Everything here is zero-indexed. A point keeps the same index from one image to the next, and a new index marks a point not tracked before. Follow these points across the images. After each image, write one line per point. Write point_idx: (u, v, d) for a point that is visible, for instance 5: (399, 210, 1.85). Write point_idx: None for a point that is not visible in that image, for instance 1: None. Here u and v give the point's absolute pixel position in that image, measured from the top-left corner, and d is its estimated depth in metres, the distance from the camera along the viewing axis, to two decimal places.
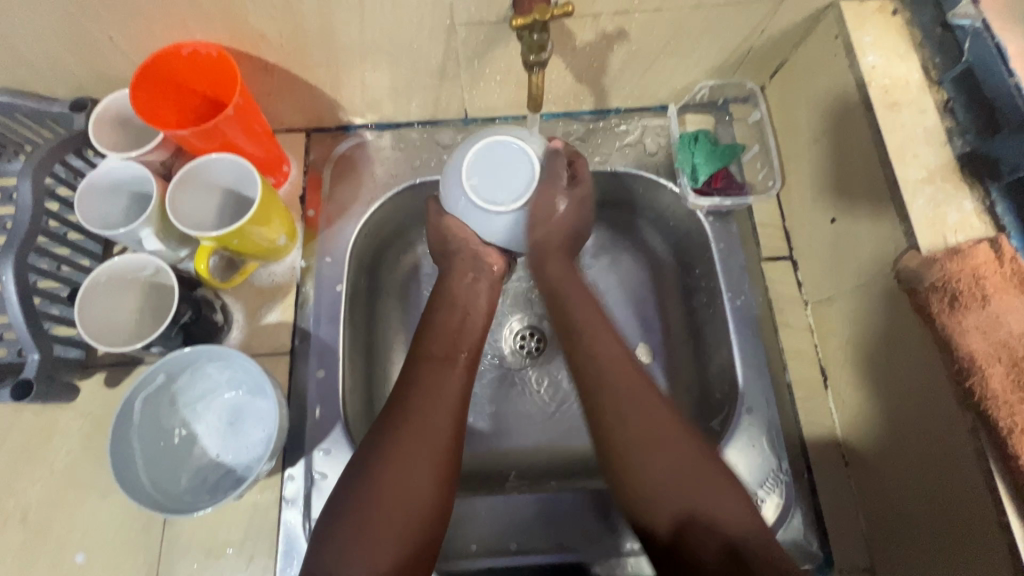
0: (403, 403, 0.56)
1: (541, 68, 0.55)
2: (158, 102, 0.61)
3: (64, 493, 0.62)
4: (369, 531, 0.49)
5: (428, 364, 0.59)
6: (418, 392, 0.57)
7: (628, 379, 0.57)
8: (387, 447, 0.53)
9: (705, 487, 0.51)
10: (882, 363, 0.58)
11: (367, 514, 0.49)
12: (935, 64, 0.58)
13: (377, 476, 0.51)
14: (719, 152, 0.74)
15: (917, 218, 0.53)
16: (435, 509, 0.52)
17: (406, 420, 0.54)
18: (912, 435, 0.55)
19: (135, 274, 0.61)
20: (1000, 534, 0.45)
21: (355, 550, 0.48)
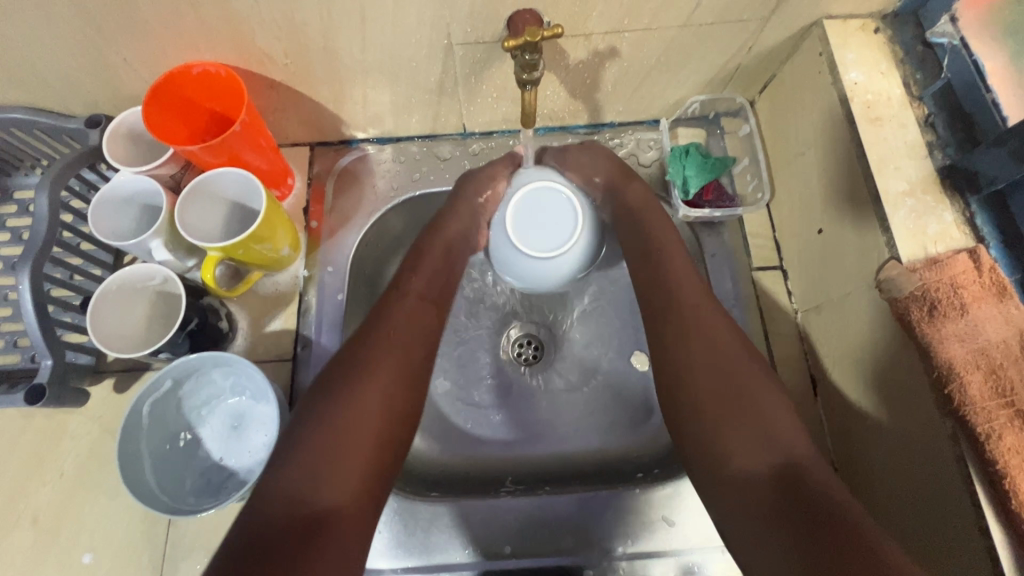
0: (381, 335, 0.57)
1: (534, 86, 0.57)
2: (169, 119, 0.64)
3: (74, 495, 0.64)
4: (335, 444, 0.49)
5: (407, 302, 0.61)
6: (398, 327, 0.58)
7: (666, 354, 0.58)
8: (361, 376, 0.53)
9: (741, 448, 0.51)
10: (868, 369, 0.60)
11: (333, 435, 0.49)
12: (916, 81, 0.61)
13: (347, 396, 0.53)
14: (709, 165, 0.75)
15: (898, 229, 0.54)
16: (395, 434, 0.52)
17: (383, 352, 0.56)
18: (898, 425, 0.56)
19: (144, 284, 0.63)
20: (979, 537, 0.46)
21: (320, 464, 0.48)
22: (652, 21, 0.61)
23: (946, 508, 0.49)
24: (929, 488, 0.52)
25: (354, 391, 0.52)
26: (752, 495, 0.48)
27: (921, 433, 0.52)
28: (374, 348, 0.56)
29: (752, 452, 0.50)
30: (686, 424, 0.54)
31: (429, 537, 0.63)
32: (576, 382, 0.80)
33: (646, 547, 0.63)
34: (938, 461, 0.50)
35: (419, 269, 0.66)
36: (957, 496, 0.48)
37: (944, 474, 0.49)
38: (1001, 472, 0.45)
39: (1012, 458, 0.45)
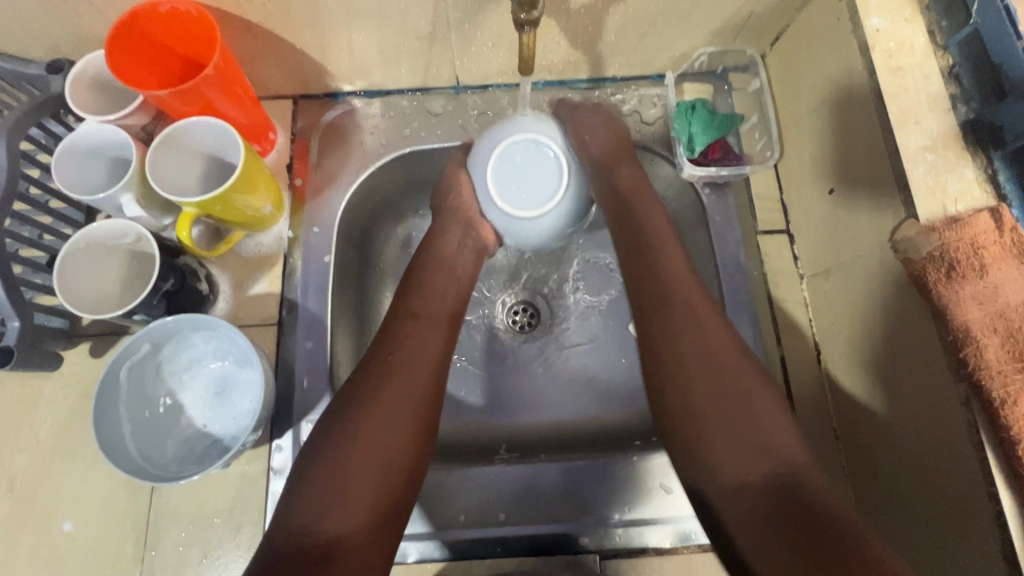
0: (383, 360, 0.55)
1: (533, 28, 0.52)
2: (137, 64, 0.59)
3: (51, 463, 0.61)
4: (342, 479, 0.48)
5: (414, 324, 0.58)
6: (401, 349, 0.56)
7: (689, 317, 0.55)
8: (361, 405, 0.51)
9: (759, 418, 0.49)
10: (877, 336, 0.57)
11: (336, 463, 0.48)
12: (942, 28, 0.56)
13: (353, 424, 0.50)
14: (716, 123, 0.71)
15: (916, 187, 0.51)
16: (409, 460, 0.51)
17: (389, 377, 0.53)
18: (908, 391, 0.54)
19: (116, 242, 0.59)
20: (988, 503, 0.45)
21: (330, 499, 0.47)
22: None
23: (959, 508, 0.48)
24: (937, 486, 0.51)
25: (354, 420, 0.51)
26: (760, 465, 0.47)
27: (932, 443, 0.51)
28: (376, 372, 0.54)
29: (784, 435, 0.48)
30: (708, 402, 0.50)
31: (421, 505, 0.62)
32: (574, 350, 0.77)
33: (643, 515, 0.61)
34: (957, 454, 0.48)
35: (420, 288, 0.62)
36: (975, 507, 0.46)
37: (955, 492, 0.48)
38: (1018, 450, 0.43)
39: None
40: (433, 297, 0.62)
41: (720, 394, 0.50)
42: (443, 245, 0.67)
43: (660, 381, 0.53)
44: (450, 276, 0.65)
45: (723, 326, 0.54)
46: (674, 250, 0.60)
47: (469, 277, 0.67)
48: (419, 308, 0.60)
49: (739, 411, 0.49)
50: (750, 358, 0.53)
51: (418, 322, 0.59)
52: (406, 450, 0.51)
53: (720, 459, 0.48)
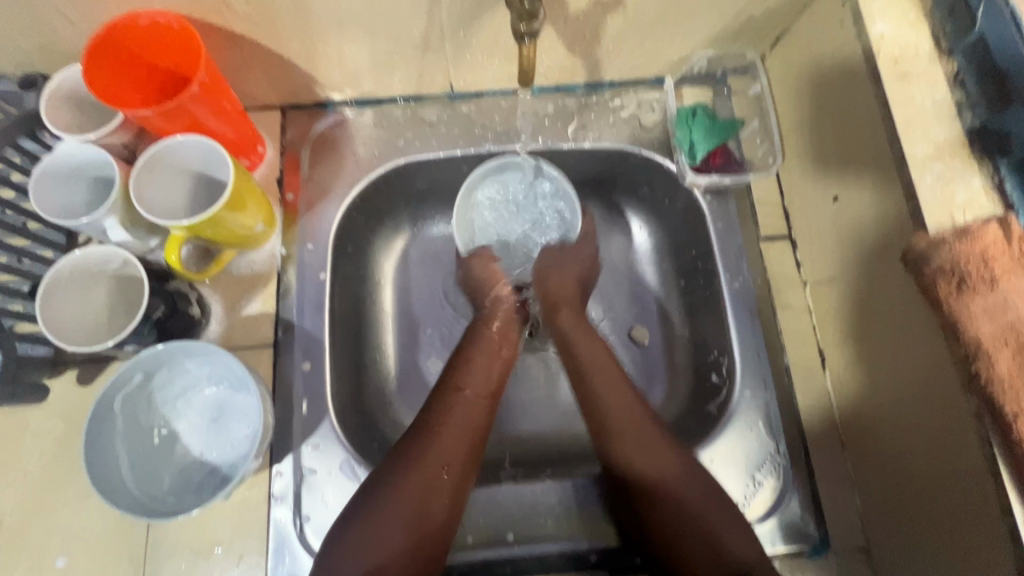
0: (426, 434, 0.57)
1: (533, 39, 0.51)
2: (117, 79, 0.56)
3: (41, 496, 0.59)
4: (381, 530, 0.52)
5: (454, 400, 0.60)
6: (448, 428, 0.58)
7: (609, 389, 0.62)
8: (405, 485, 0.54)
9: (735, 521, 0.54)
10: (872, 335, 0.59)
11: (368, 533, 0.52)
12: (946, 33, 0.55)
13: (394, 493, 0.54)
14: (718, 127, 0.72)
15: (924, 198, 0.51)
16: (437, 524, 0.54)
17: (433, 448, 0.56)
18: (919, 416, 0.53)
19: (101, 267, 0.57)
20: (998, 509, 0.45)
21: (367, 545, 0.51)
22: None
23: (969, 537, 0.48)
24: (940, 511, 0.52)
25: (382, 501, 0.53)
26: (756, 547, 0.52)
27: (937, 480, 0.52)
28: (422, 447, 0.57)
29: (738, 536, 0.53)
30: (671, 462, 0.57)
31: None
32: None
33: None
34: (969, 480, 0.48)
35: (470, 365, 0.64)
36: (989, 538, 0.46)
37: (971, 534, 0.48)
38: None
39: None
40: (484, 376, 0.63)
41: (661, 461, 0.57)
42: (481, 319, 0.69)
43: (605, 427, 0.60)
44: (488, 349, 0.66)
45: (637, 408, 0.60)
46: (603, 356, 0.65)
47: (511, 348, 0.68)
48: (466, 382, 0.62)
49: (679, 474, 0.56)
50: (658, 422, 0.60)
51: (464, 398, 0.61)
52: (437, 516, 0.54)
53: (728, 538, 0.52)
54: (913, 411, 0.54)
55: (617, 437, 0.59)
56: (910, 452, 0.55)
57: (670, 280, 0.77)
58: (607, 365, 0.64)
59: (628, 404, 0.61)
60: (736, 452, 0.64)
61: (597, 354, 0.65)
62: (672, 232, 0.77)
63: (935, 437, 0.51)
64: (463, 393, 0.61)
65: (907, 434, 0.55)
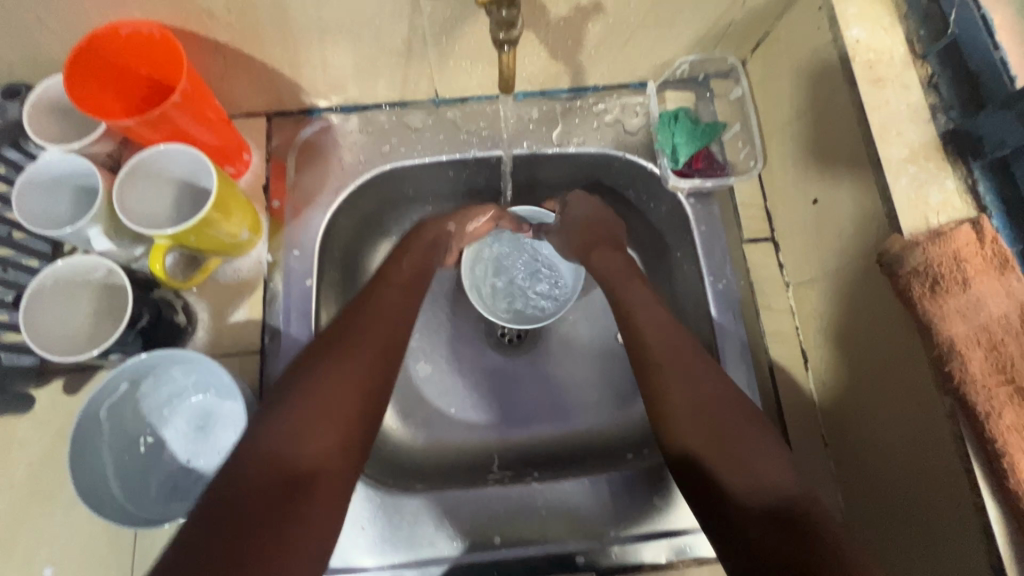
0: (355, 321, 0.57)
1: (512, 47, 0.51)
2: (99, 89, 0.56)
3: (28, 506, 0.59)
4: (305, 421, 0.48)
5: (384, 288, 0.61)
6: (375, 313, 0.58)
7: (681, 375, 0.58)
8: (337, 360, 0.53)
9: (760, 453, 0.52)
10: (851, 335, 0.59)
11: (310, 409, 0.49)
12: (920, 37, 0.56)
13: (320, 367, 0.52)
14: (699, 132, 0.72)
15: (899, 200, 0.52)
16: (364, 399, 0.52)
17: (358, 325, 0.56)
18: (891, 371, 0.54)
19: (85, 277, 0.57)
20: (965, 476, 0.46)
21: (283, 430, 0.48)
22: None
23: (945, 518, 0.49)
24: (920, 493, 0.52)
25: (318, 371, 0.52)
26: (783, 480, 0.51)
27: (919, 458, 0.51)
28: (358, 326, 0.56)
29: (775, 467, 0.51)
30: (693, 394, 0.57)
31: (411, 531, 0.61)
32: (562, 359, 0.77)
33: (636, 530, 0.62)
34: (944, 463, 0.48)
35: (404, 259, 0.65)
36: (953, 495, 0.48)
37: (938, 488, 0.49)
38: (1003, 464, 0.43)
39: (1009, 436, 0.43)
40: (408, 266, 0.64)
41: (691, 394, 0.57)
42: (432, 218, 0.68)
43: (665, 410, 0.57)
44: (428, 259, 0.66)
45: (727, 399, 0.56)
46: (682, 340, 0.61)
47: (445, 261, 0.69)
48: (392, 276, 0.63)
49: (711, 410, 0.56)
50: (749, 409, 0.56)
51: (386, 293, 0.61)
52: (372, 386, 0.53)
53: (758, 471, 0.51)
54: (891, 397, 0.54)
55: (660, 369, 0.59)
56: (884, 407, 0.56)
57: (656, 282, 0.78)
58: (637, 297, 0.65)
59: (676, 339, 0.61)
60: None
61: (657, 320, 0.63)
62: (657, 235, 0.78)
63: (904, 400, 0.53)
64: (390, 284, 0.62)
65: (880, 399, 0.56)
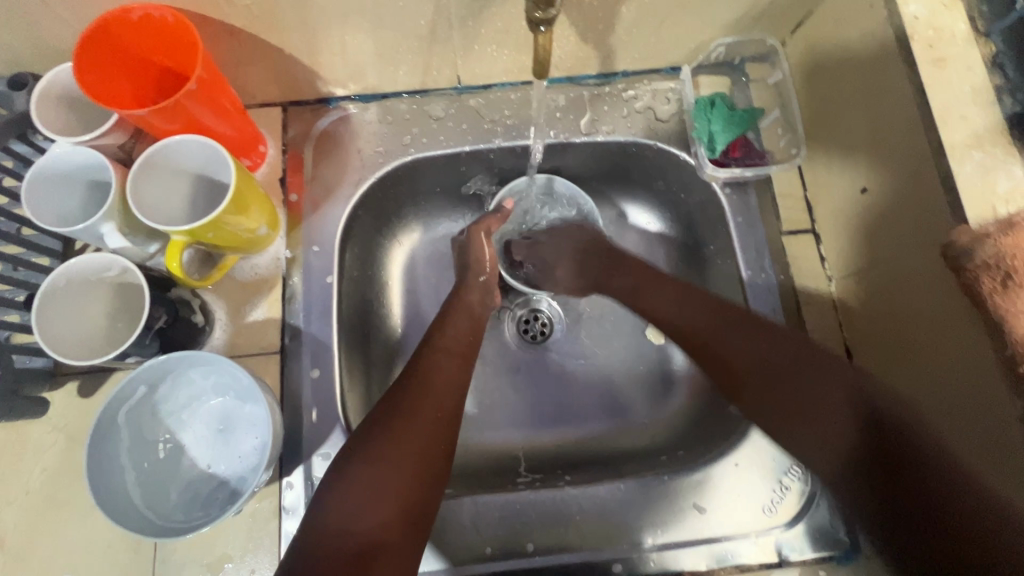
0: (417, 378, 0.55)
1: (549, 27, 0.48)
2: (109, 77, 0.53)
3: (45, 514, 0.57)
4: (370, 490, 0.46)
5: (435, 354, 0.58)
6: (434, 378, 0.55)
7: (732, 326, 0.60)
8: (392, 433, 0.50)
9: (807, 385, 0.53)
10: (905, 333, 0.56)
11: (373, 476, 0.47)
12: (982, 13, 0.53)
13: (383, 437, 0.49)
14: (737, 117, 0.68)
15: (963, 189, 0.48)
16: (429, 466, 0.50)
17: (423, 388, 0.54)
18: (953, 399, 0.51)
19: (99, 275, 0.54)
20: None
21: (350, 504, 0.45)
22: None
23: (1015, 501, 0.46)
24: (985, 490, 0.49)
25: (372, 446, 0.49)
26: (848, 398, 0.49)
27: (978, 436, 0.49)
28: (411, 393, 0.53)
29: (830, 394, 0.51)
30: (755, 348, 0.57)
31: (441, 538, 0.58)
32: (589, 357, 0.75)
33: (673, 537, 0.59)
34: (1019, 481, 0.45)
35: (447, 328, 0.62)
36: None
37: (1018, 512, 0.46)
38: None
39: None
40: (459, 335, 0.61)
41: (769, 348, 0.56)
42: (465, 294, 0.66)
43: (734, 374, 0.58)
44: (469, 320, 0.64)
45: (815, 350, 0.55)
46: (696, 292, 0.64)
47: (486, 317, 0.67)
48: (447, 343, 0.60)
49: (795, 357, 0.55)
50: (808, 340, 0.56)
51: (445, 356, 0.58)
52: (433, 469, 0.50)
53: (806, 415, 0.51)
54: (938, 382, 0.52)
55: (711, 343, 0.60)
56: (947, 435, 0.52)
57: (688, 277, 0.75)
58: (658, 284, 0.66)
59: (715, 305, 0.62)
60: (761, 455, 0.61)
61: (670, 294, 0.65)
62: (688, 227, 0.75)
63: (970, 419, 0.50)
64: (438, 349, 0.59)
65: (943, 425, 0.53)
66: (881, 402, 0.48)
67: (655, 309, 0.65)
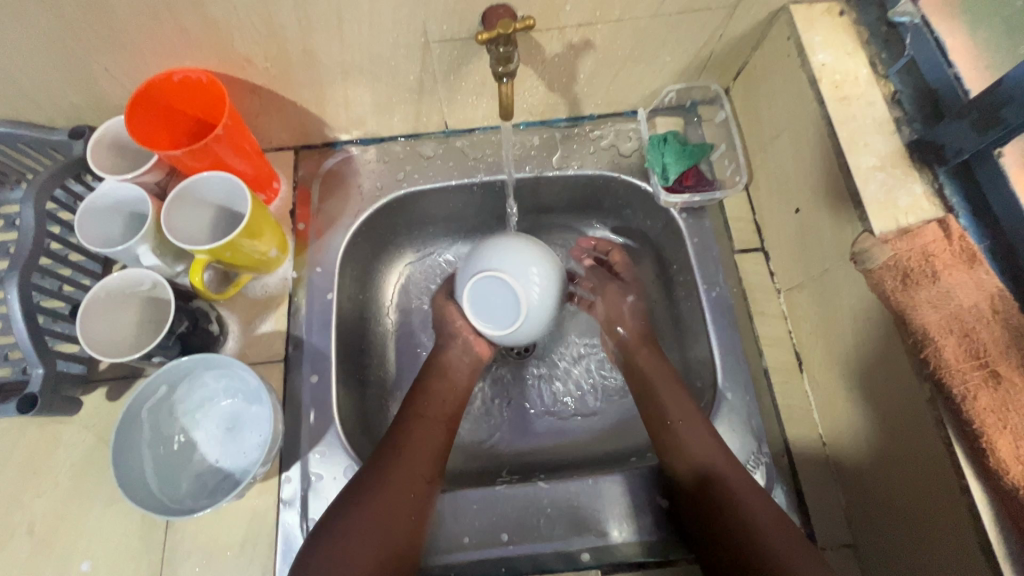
0: (400, 440, 0.63)
1: (510, 79, 0.59)
2: (152, 126, 0.64)
3: (70, 504, 0.64)
4: (351, 548, 0.54)
5: (420, 422, 0.65)
6: (413, 441, 0.63)
7: (670, 396, 0.66)
8: (374, 497, 0.58)
9: (731, 467, 0.60)
10: (839, 335, 0.62)
11: (356, 537, 0.55)
12: (882, 59, 0.62)
13: (367, 503, 0.58)
14: (688, 152, 0.77)
15: (870, 204, 0.56)
16: (411, 527, 0.58)
17: (406, 456, 0.61)
18: (886, 417, 0.57)
19: (133, 289, 0.63)
20: (961, 498, 0.48)
21: (335, 560, 0.54)
22: (624, 12, 0.62)
23: (938, 521, 0.51)
24: (914, 505, 0.54)
25: (349, 519, 0.56)
26: (748, 494, 0.58)
27: (902, 459, 0.55)
28: (395, 460, 0.61)
29: (743, 487, 0.59)
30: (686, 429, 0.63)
31: (424, 529, 0.63)
32: (568, 369, 0.81)
33: (638, 529, 0.63)
34: (938, 499, 0.50)
35: (432, 390, 0.69)
36: (954, 527, 0.49)
37: (937, 529, 0.51)
38: (985, 443, 0.45)
39: (1013, 466, 0.44)
40: (444, 395, 0.69)
41: (686, 433, 0.63)
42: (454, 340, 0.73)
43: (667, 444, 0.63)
44: (450, 377, 0.71)
45: (766, 498, 0.58)
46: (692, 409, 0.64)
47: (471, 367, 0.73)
48: (434, 409, 0.67)
49: (709, 439, 0.62)
50: (747, 476, 0.60)
51: (428, 421, 0.65)
52: (405, 544, 0.57)
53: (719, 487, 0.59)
54: (881, 413, 0.57)
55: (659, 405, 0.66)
56: (884, 458, 0.57)
57: (655, 294, 0.82)
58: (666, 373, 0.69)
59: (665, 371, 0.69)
60: None
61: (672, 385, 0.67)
62: (654, 249, 0.83)
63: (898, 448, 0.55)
64: (424, 414, 0.66)
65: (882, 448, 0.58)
66: (746, 506, 0.57)
67: (653, 412, 0.66)
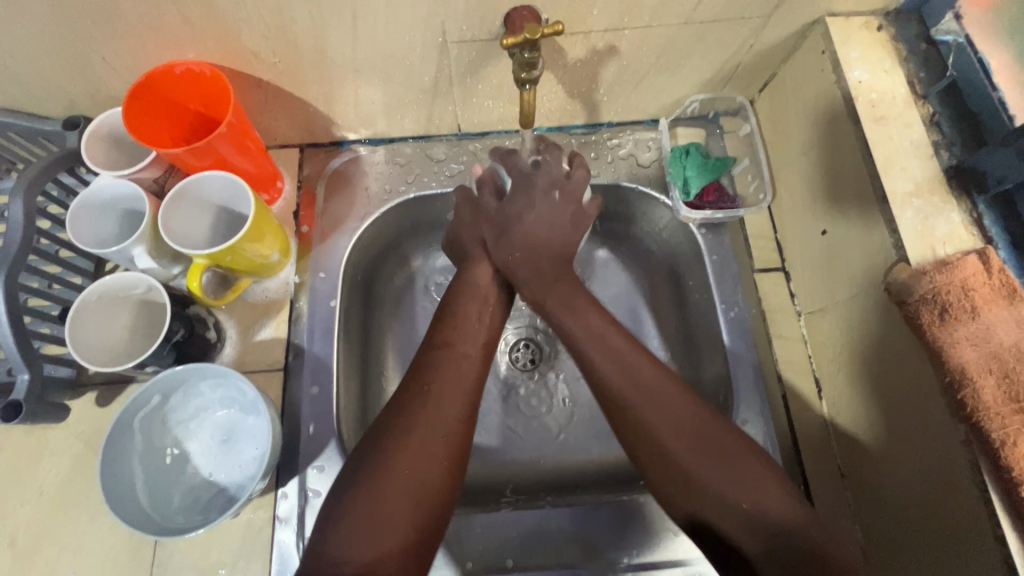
0: (423, 386, 0.57)
1: (533, 86, 0.56)
2: (151, 121, 0.61)
3: (55, 514, 0.61)
4: (381, 510, 0.49)
5: (439, 356, 0.60)
6: (438, 379, 0.58)
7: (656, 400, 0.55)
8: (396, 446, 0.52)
9: (740, 466, 0.52)
10: (864, 364, 0.60)
11: (376, 493, 0.50)
12: (921, 79, 0.60)
13: (389, 454, 0.52)
14: (710, 165, 0.74)
15: (906, 231, 0.53)
16: (442, 482, 0.53)
17: (428, 404, 0.56)
18: (912, 451, 0.54)
19: (127, 292, 0.60)
20: (995, 544, 0.46)
21: (360, 525, 0.48)
22: (653, 18, 0.59)
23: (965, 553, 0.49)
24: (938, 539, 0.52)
25: (369, 467, 0.52)
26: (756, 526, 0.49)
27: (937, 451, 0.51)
28: (413, 407, 0.55)
29: (765, 486, 0.51)
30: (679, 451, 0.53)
31: None
32: (576, 383, 0.78)
33: (650, 559, 0.61)
34: (965, 535, 0.49)
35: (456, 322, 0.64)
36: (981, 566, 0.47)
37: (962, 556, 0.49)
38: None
39: None
40: (467, 323, 0.64)
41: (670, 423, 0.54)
42: (466, 275, 0.67)
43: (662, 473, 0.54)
44: (477, 304, 0.66)
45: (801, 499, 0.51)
46: (727, 446, 0.53)
47: (498, 308, 0.67)
48: (462, 343, 0.62)
49: (699, 436, 0.53)
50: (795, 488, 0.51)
51: (451, 353, 0.61)
52: (439, 497, 0.52)
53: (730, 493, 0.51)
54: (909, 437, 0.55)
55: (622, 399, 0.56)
56: (905, 483, 0.56)
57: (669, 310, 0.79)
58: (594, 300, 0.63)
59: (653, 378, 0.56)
60: None
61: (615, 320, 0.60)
62: None
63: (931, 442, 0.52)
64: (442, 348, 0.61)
65: (903, 475, 0.56)
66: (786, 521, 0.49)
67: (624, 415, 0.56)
